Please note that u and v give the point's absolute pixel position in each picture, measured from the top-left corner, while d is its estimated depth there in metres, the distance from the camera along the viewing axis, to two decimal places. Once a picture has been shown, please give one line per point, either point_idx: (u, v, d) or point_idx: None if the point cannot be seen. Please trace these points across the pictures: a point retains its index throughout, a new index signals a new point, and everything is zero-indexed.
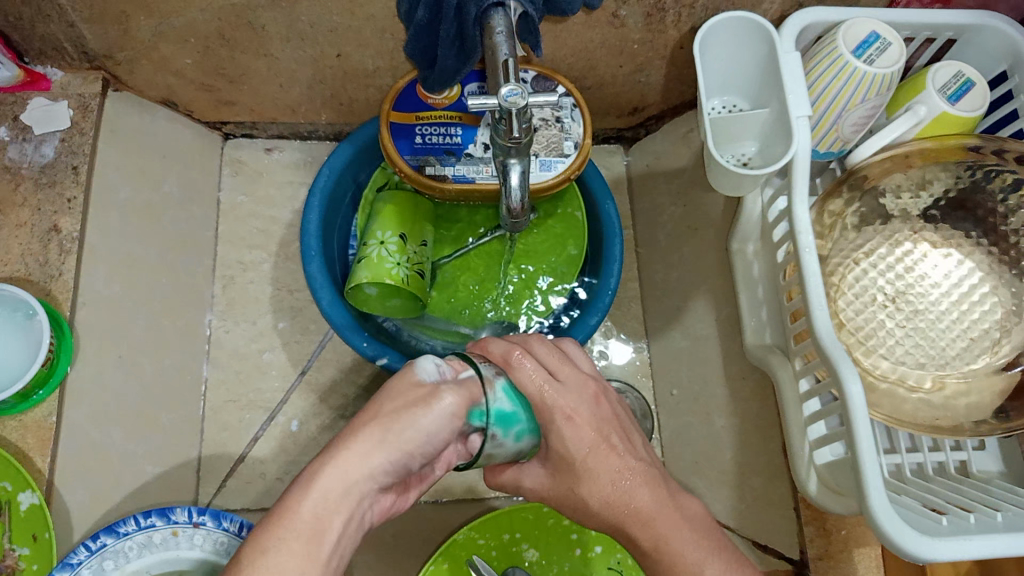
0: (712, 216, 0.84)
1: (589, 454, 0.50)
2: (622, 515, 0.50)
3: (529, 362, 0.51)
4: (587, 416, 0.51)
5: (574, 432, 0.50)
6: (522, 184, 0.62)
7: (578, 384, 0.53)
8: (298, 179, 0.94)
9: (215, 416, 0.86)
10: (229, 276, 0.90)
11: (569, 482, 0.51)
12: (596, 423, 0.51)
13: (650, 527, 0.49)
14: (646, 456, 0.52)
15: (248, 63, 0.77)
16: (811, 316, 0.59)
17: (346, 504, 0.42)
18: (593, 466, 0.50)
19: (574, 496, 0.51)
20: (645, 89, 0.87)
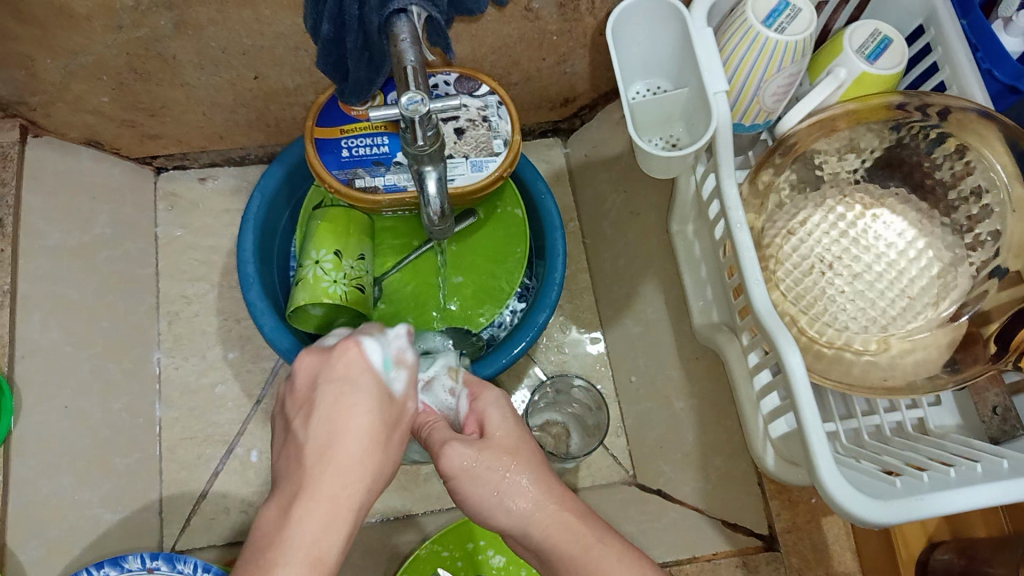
0: (652, 200, 0.83)
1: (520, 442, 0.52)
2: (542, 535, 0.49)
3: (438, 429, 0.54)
4: (517, 473, 0.50)
5: (473, 462, 0.51)
6: (439, 191, 0.60)
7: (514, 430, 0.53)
8: (235, 206, 0.91)
9: (171, 454, 0.83)
10: (174, 312, 0.87)
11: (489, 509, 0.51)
12: (530, 484, 0.50)
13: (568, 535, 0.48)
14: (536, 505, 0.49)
15: (166, 95, 0.77)
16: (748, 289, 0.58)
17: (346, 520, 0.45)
18: (503, 460, 0.51)
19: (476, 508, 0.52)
20: (572, 79, 0.87)
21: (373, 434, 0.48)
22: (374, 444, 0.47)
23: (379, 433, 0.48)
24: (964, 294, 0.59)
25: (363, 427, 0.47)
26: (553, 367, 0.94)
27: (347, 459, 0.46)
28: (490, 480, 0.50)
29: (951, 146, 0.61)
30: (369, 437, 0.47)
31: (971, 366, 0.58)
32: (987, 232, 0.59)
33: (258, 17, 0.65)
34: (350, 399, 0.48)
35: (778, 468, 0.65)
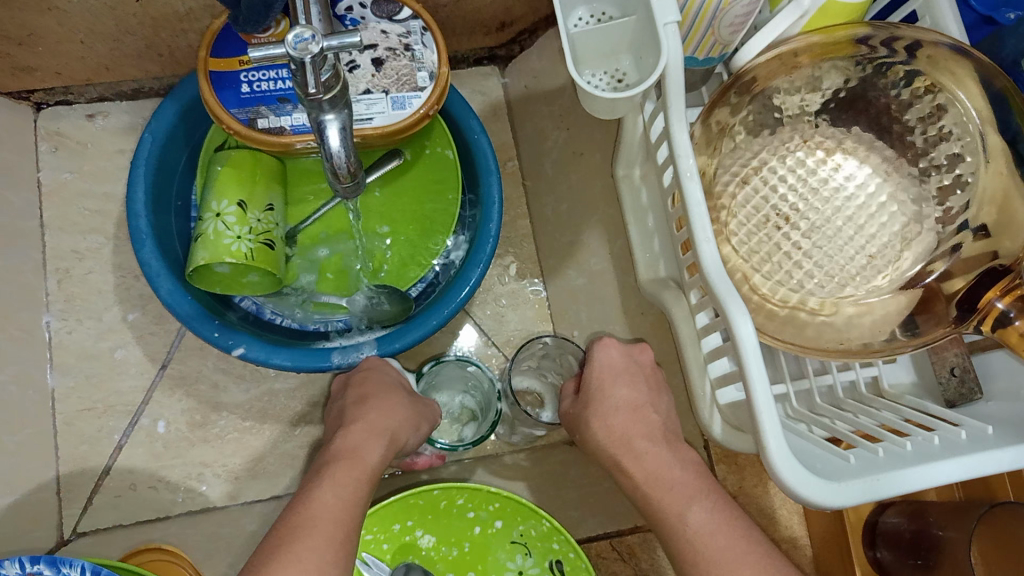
0: (596, 139, 0.76)
1: (612, 380, 0.64)
2: (625, 442, 0.61)
3: (623, 386, 0.63)
4: (614, 421, 0.62)
5: (597, 418, 0.64)
6: (344, 142, 0.51)
7: (644, 363, 0.66)
8: (130, 146, 0.79)
9: (69, 428, 0.73)
10: (65, 269, 0.76)
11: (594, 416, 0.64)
12: (632, 419, 0.62)
13: (677, 494, 0.56)
14: (654, 438, 0.61)
15: (35, 21, 0.66)
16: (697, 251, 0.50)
17: (381, 452, 0.62)
18: (609, 390, 0.64)
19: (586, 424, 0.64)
20: (507, 1, 0.78)
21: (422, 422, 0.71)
22: (419, 429, 0.69)
23: (424, 425, 0.71)
24: (929, 252, 0.49)
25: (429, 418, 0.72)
26: None
27: (397, 426, 0.66)
28: (613, 415, 0.63)
29: (920, 86, 0.50)
30: (420, 424, 0.70)
31: (931, 328, 0.48)
32: (957, 182, 0.49)
33: None
34: (422, 408, 0.71)
35: (724, 436, 0.60)
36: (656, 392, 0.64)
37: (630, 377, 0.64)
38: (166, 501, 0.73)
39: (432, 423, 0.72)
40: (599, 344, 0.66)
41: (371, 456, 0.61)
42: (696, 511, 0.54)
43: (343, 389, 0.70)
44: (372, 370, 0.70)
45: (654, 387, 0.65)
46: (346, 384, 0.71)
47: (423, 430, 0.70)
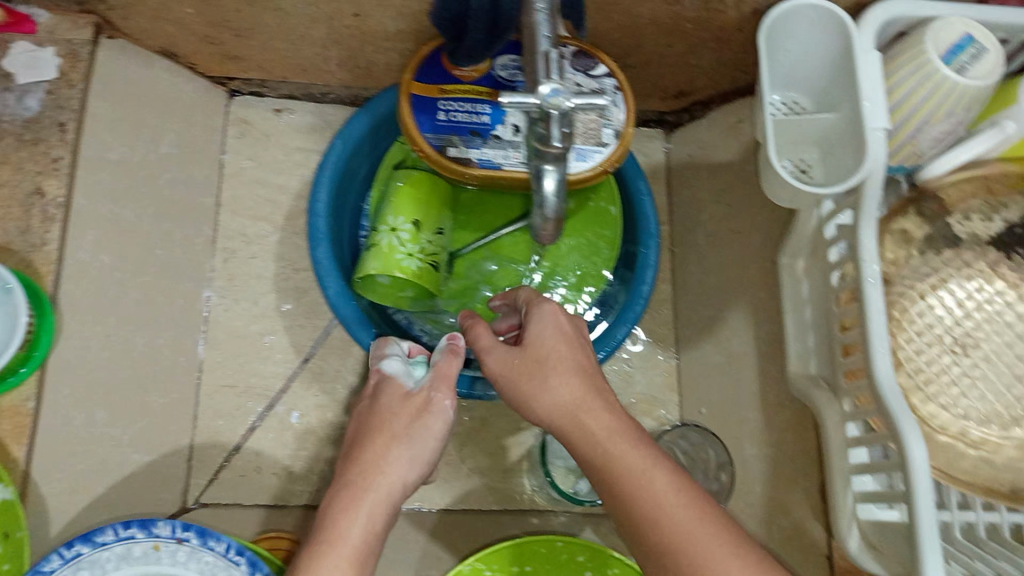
0: (760, 221, 0.75)
1: (558, 344, 0.57)
2: (575, 405, 0.54)
3: (546, 322, 0.58)
4: (577, 387, 0.55)
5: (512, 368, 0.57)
6: (558, 192, 0.52)
7: (552, 328, 0.58)
8: (309, 145, 0.82)
9: (209, 400, 0.75)
10: (231, 249, 0.79)
11: (533, 372, 0.56)
12: (582, 393, 0.54)
13: (643, 469, 0.50)
14: (615, 416, 0.54)
15: (257, 16, 0.68)
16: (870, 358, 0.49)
17: (366, 519, 0.54)
18: (547, 348, 0.57)
19: (537, 381, 0.56)
20: (695, 72, 0.78)
21: (422, 448, 0.59)
22: (416, 458, 0.58)
23: (426, 453, 0.59)
24: None
25: (439, 431, 0.60)
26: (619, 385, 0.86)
27: (395, 472, 0.57)
28: (549, 385, 0.55)
29: None
30: (415, 458, 0.58)
31: None
32: None
33: None
34: (419, 434, 0.59)
35: (860, 553, 0.58)
36: (593, 368, 0.57)
37: (572, 342, 0.57)
38: (292, 491, 0.74)
39: (431, 446, 0.59)
40: (541, 309, 0.59)
41: (354, 531, 0.53)
42: (657, 485, 0.49)
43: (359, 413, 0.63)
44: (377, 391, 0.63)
45: (591, 372, 0.56)
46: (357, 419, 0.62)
47: (424, 455, 0.59)
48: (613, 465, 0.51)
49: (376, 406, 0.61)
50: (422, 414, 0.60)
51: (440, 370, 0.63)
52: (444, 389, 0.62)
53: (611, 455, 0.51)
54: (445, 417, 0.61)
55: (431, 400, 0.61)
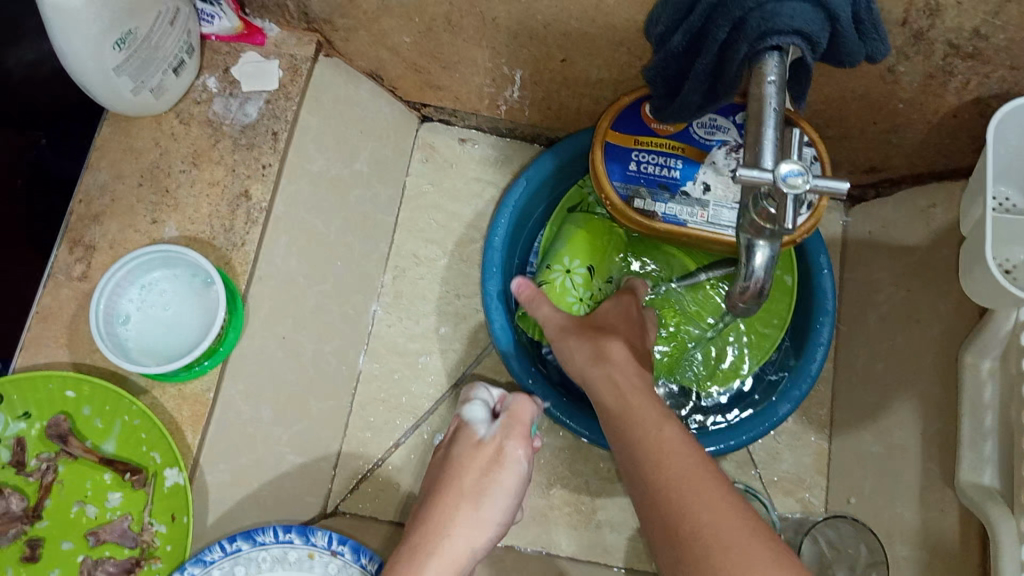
0: (946, 311, 0.72)
1: (617, 367, 0.60)
2: (628, 406, 0.56)
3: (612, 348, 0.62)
4: (628, 387, 0.58)
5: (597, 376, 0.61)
6: (768, 267, 0.52)
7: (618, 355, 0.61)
8: (486, 177, 0.86)
9: (360, 411, 0.79)
10: (401, 267, 0.83)
11: (602, 382, 0.60)
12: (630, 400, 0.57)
13: (671, 460, 0.50)
14: (648, 413, 0.55)
15: (467, 53, 0.72)
16: None
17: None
18: (611, 358, 0.61)
19: (607, 378, 0.59)
20: (891, 151, 0.76)
21: (494, 498, 0.62)
22: (484, 506, 0.61)
23: (498, 502, 0.62)
24: None
25: (511, 483, 0.62)
26: (762, 460, 0.85)
27: (466, 530, 0.60)
28: (611, 390, 0.58)
29: None
30: (483, 507, 0.61)
31: None
32: None
33: (599, 5, 0.61)
34: (486, 487, 0.61)
35: None
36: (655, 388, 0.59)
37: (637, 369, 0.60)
38: None
39: (503, 494, 0.62)
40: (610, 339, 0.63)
41: None
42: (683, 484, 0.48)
43: (437, 462, 0.67)
44: (455, 440, 0.66)
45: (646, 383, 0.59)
46: (437, 466, 0.66)
47: (496, 500, 0.61)
48: (648, 460, 0.51)
49: (452, 454, 0.65)
50: (492, 462, 0.63)
51: (513, 418, 0.66)
52: (516, 437, 0.64)
53: (668, 459, 0.50)
54: (518, 470, 0.63)
55: (499, 450, 0.64)
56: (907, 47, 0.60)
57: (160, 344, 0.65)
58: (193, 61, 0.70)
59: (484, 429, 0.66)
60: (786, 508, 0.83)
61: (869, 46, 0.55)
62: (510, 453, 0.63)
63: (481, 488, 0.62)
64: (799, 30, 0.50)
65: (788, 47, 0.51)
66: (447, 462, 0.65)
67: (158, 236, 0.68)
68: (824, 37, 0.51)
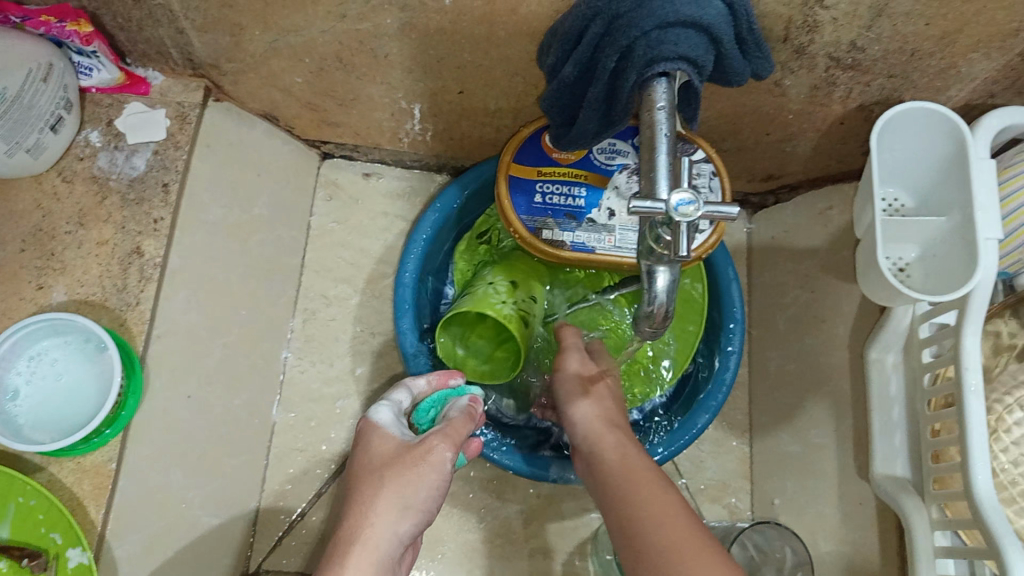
0: (850, 311, 0.74)
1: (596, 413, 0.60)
2: (612, 449, 0.56)
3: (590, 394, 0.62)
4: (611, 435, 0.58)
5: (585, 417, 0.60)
6: (670, 290, 0.53)
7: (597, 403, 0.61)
8: (394, 210, 0.87)
9: (279, 463, 0.80)
10: (312, 309, 0.84)
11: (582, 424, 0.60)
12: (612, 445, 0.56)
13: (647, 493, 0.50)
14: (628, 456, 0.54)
15: (362, 89, 0.71)
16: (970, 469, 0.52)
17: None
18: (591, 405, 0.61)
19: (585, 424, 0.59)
20: (786, 159, 0.78)
21: (416, 496, 0.52)
22: (403, 504, 0.51)
23: (421, 500, 0.52)
24: None
25: (434, 481, 0.53)
26: (688, 469, 0.86)
27: (384, 525, 0.50)
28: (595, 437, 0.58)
29: None
30: (402, 504, 0.51)
31: None
32: None
33: (490, 37, 0.61)
34: (406, 481, 0.52)
35: None
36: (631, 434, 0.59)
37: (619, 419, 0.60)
38: None
39: (426, 490, 0.52)
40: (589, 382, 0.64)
41: None
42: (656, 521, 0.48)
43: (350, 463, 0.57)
44: (369, 435, 0.58)
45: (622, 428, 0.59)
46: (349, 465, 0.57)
47: (420, 496, 0.52)
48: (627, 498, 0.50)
49: (372, 452, 0.56)
50: (418, 456, 0.54)
51: (448, 426, 0.57)
52: (446, 439, 0.55)
53: (649, 494, 0.50)
54: (443, 470, 0.54)
55: (424, 443, 0.55)
56: (790, 62, 0.61)
57: (53, 418, 0.62)
58: (72, 116, 0.67)
59: (401, 432, 0.58)
60: (715, 515, 0.85)
61: (753, 63, 0.56)
62: (437, 449, 0.54)
63: (402, 481, 0.52)
64: (684, 55, 0.50)
65: (675, 72, 0.51)
66: (361, 458, 0.56)
67: (46, 302, 0.64)
68: (707, 61, 0.52)
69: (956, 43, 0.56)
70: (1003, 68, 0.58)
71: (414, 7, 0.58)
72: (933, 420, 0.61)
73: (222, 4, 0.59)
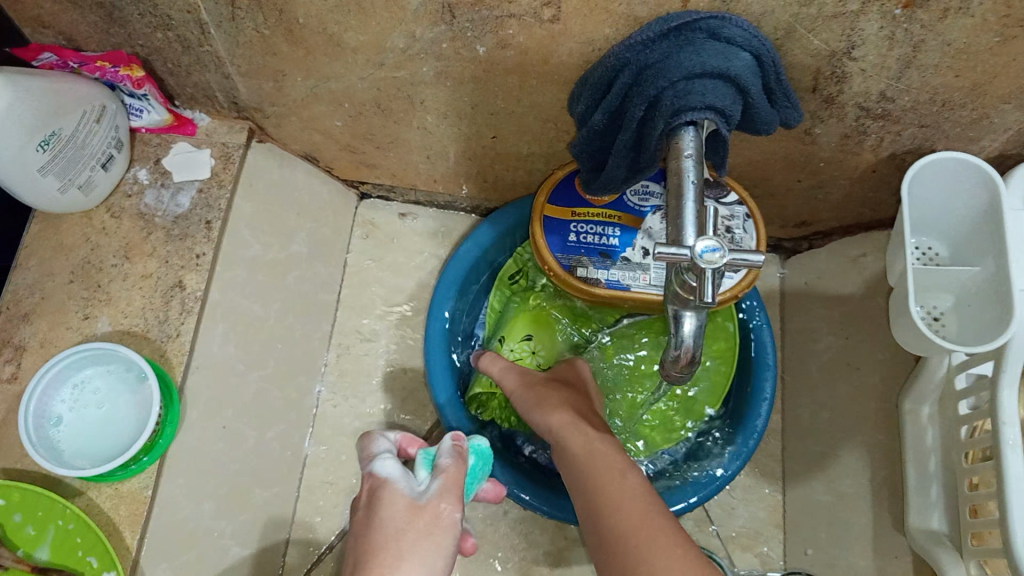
0: (884, 359, 0.73)
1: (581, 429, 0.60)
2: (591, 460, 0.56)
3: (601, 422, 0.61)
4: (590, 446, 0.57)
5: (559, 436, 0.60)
6: (696, 335, 0.54)
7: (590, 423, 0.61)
8: (428, 250, 0.88)
9: (308, 496, 0.81)
10: (346, 345, 0.86)
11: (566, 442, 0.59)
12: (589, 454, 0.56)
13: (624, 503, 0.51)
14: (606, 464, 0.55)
15: (399, 133, 0.73)
16: (1007, 525, 0.51)
17: None
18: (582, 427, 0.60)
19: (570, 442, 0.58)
20: (818, 206, 0.78)
21: (439, 562, 0.46)
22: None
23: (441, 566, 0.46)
24: None
25: (452, 545, 0.47)
26: (719, 517, 0.85)
27: None
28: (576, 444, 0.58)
29: None
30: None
31: None
32: None
33: (522, 85, 0.62)
34: (426, 549, 0.46)
35: None
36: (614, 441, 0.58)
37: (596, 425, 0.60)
38: None
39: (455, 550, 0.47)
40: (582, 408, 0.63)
41: None
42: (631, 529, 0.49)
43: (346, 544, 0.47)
44: (367, 516, 0.47)
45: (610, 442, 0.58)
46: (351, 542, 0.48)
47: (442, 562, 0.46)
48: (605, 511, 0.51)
49: (368, 519, 0.47)
50: (429, 519, 0.47)
51: (452, 480, 0.50)
52: (454, 497, 0.49)
53: (618, 502, 0.51)
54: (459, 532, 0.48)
55: (435, 506, 0.48)
56: (819, 112, 0.62)
57: (92, 444, 0.64)
58: (122, 155, 0.70)
59: (409, 488, 0.49)
60: (745, 564, 0.83)
61: (783, 113, 0.57)
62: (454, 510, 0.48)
63: (416, 547, 0.46)
64: (711, 106, 0.51)
65: (702, 121, 0.52)
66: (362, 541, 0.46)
67: (91, 332, 0.66)
68: (735, 111, 0.52)
69: (987, 94, 0.56)
70: None
71: (448, 56, 0.60)
72: (970, 473, 0.59)
73: (265, 52, 0.62)
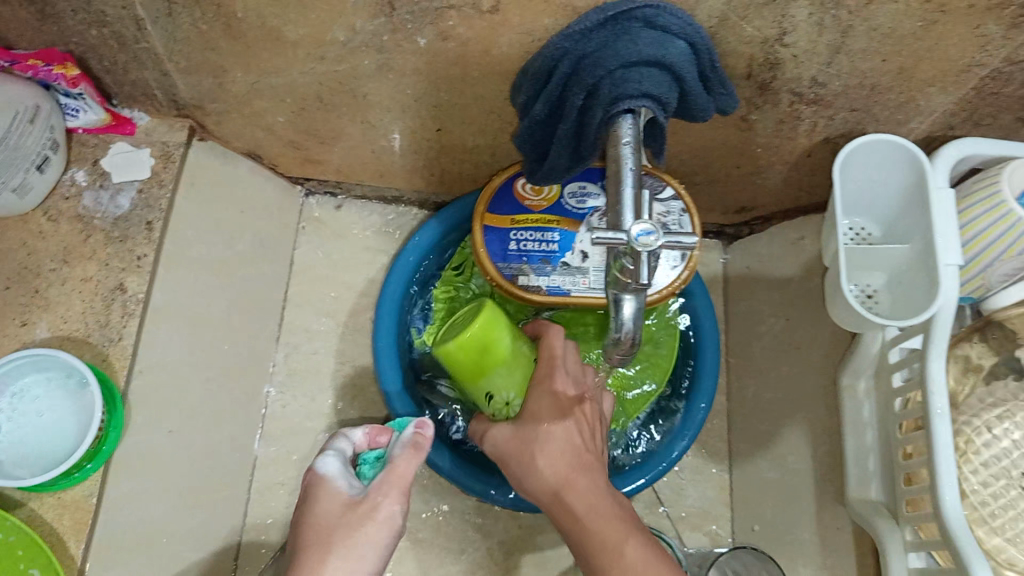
0: (823, 337, 0.76)
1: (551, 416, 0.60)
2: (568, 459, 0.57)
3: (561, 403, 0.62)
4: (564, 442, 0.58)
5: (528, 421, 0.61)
6: (637, 317, 0.55)
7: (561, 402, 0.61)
8: (376, 246, 0.88)
9: (259, 497, 0.80)
10: (294, 343, 0.85)
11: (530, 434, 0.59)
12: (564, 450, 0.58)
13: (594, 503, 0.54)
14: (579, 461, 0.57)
15: (343, 128, 0.73)
16: (937, 491, 0.52)
17: None
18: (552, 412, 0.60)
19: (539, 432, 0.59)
20: (757, 191, 0.80)
21: (367, 551, 0.50)
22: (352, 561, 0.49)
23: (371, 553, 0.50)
24: None
25: (383, 538, 0.51)
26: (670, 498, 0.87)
27: None
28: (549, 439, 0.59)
29: None
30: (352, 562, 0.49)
31: None
32: None
33: (465, 76, 0.63)
34: (352, 543, 0.50)
35: None
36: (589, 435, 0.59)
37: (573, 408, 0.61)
38: None
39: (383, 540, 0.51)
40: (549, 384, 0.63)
41: None
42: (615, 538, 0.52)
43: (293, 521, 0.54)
44: (309, 498, 0.54)
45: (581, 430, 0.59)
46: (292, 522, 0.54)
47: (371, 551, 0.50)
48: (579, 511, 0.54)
49: (309, 514, 0.52)
50: (364, 509, 0.52)
51: (392, 473, 0.54)
52: (392, 493, 0.53)
53: (589, 504, 0.54)
54: (393, 524, 0.52)
55: (370, 499, 0.52)
56: (755, 99, 0.63)
57: (33, 452, 0.62)
58: (58, 156, 0.68)
59: (348, 485, 0.55)
60: (696, 542, 0.85)
61: (719, 100, 0.58)
62: (386, 505, 0.52)
63: (348, 538, 0.50)
64: (648, 93, 0.52)
65: (639, 109, 0.54)
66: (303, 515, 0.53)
67: (29, 339, 0.64)
68: (672, 98, 0.54)
69: (913, 78, 0.58)
70: (959, 102, 0.60)
71: (390, 48, 0.60)
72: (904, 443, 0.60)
73: (205, 47, 0.62)
